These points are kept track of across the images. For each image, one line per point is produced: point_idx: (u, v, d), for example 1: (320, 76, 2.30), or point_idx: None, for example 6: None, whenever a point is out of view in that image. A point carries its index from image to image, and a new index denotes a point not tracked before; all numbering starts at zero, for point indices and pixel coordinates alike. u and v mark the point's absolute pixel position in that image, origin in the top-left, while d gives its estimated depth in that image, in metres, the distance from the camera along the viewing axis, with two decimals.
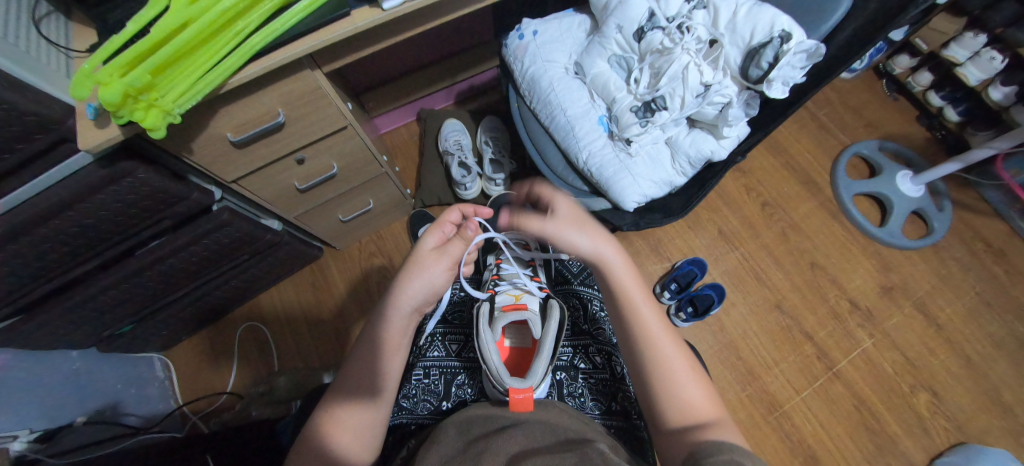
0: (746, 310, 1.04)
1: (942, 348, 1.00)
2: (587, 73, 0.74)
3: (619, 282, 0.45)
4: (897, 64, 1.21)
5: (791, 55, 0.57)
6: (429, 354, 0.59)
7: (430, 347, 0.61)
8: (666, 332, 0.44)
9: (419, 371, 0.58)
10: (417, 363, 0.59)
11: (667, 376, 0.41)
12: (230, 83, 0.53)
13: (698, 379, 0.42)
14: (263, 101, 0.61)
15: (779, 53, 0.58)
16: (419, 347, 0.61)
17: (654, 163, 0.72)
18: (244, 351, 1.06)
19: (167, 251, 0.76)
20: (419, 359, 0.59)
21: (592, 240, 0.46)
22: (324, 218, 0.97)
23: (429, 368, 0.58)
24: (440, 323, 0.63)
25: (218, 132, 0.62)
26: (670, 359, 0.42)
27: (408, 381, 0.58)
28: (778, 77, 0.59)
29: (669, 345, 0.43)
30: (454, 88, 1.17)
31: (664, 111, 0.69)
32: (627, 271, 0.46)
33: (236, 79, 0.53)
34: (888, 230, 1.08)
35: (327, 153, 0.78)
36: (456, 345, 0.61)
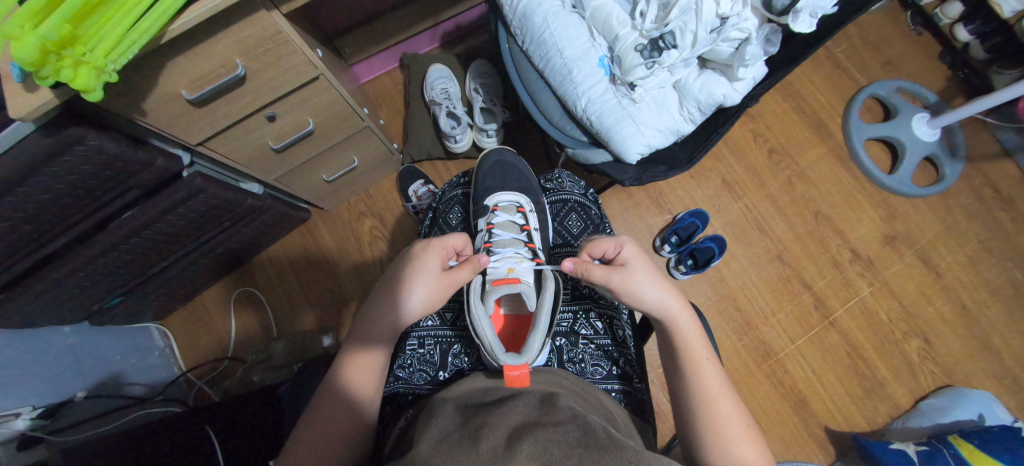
0: (748, 263, 1.02)
1: (938, 295, 1.00)
2: (587, 6, 0.66)
3: (682, 337, 0.44)
4: None
5: None
6: (423, 324, 0.58)
7: (423, 317, 0.60)
8: (729, 391, 0.42)
9: (413, 342, 0.58)
10: (411, 334, 0.58)
11: (718, 433, 0.39)
12: (171, 31, 0.45)
13: (752, 434, 0.40)
14: (217, 51, 0.53)
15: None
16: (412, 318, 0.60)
17: (660, 110, 0.65)
18: (240, 316, 1.05)
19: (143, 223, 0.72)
20: (412, 329, 0.58)
21: (661, 293, 0.45)
22: (307, 179, 0.91)
23: (423, 337, 0.58)
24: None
25: (171, 89, 0.55)
26: (726, 418, 0.39)
27: (402, 352, 0.57)
28: (806, 8, 0.53)
29: (728, 403, 0.40)
30: (438, 29, 1.06)
31: (673, 50, 0.61)
32: (694, 326, 0.45)
33: (177, 25, 0.45)
34: (898, 177, 1.04)
35: (301, 108, 0.71)
36: (450, 314, 0.60)
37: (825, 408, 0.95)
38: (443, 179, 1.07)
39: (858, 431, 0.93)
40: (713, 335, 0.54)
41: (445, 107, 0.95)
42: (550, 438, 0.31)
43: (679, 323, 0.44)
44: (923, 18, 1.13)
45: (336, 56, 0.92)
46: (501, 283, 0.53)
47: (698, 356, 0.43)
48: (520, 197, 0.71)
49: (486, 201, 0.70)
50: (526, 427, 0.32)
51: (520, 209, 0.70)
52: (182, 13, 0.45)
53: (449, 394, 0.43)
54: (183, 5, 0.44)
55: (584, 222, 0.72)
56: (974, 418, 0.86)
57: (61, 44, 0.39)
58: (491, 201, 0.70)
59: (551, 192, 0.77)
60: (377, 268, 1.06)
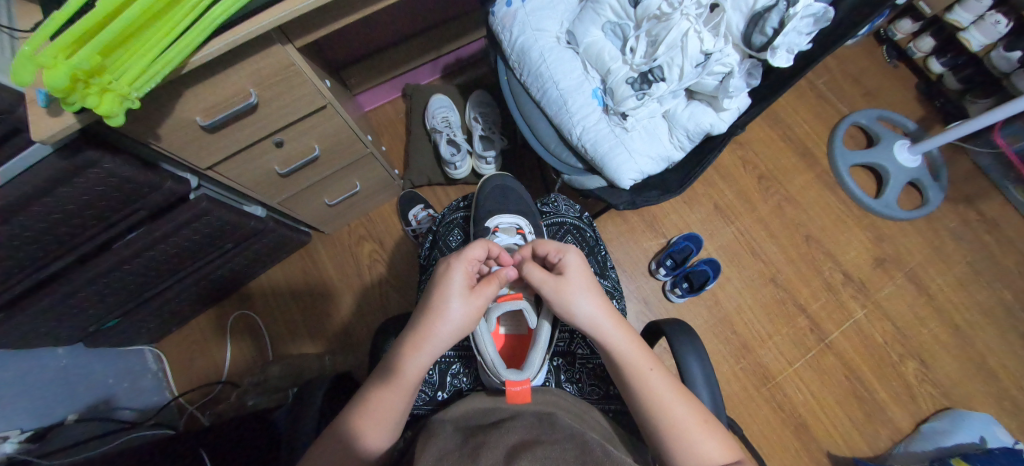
0: (743, 285, 1.04)
1: (932, 317, 1.02)
2: (580, 42, 0.70)
3: (624, 354, 0.43)
4: (899, 29, 1.17)
5: (798, 20, 0.54)
6: None
7: None
8: (679, 389, 0.43)
9: None
10: None
11: (681, 441, 0.39)
12: (192, 62, 0.48)
13: (711, 429, 0.41)
14: (232, 80, 0.56)
15: (784, 18, 0.55)
16: None
17: (651, 138, 0.68)
18: (237, 340, 1.04)
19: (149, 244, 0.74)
20: None
21: (593, 305, 0.44)
22: (310, 202, 0.93)
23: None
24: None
25: (187, 115, 0.57)
26: (683, 421, 0.40)
27: None
28: (783, 44, 0.56)
29: (682, 405, 0.41)
30: (440, 62, 1.11)
31: (662, 82, 0.65)
32: (629, 334, 0.44)
33: (198, 57, 0.48)
34: (883, 201, 1.08)
35: (307, 135, 0.74)
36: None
37: (826, 433, 0.94)
38: (442, 203, 1.09)
39: (861, 456, 0.92)
40: (705, 349, 0.54)
41: (446, 135, 0.98)
42: (548, 455, 0.31)
43: (611, 337, 0.44)
44: (900, 52, 1.20)
45: (343, 86, 0.96)
46: (504, 301, 0.53)
47: (642, 366, 0.43)
48: (519, 219, 0.73)
49: (487, 223, 0.72)
50: (529, 442, 0.34)
51: (519, 231, 0.71)
52: (204, 45, 0.48)
53: (448, 414, 0.43)
54: (206, 39, 0.47)
55: (582, 244, 0.73)
56: (975, 441, 0.86)
57: (90, 73, 0.41)
58: (492, 224, 0.72)
59: (548, 214, 0.79)
60: (375, 290, 1.07)
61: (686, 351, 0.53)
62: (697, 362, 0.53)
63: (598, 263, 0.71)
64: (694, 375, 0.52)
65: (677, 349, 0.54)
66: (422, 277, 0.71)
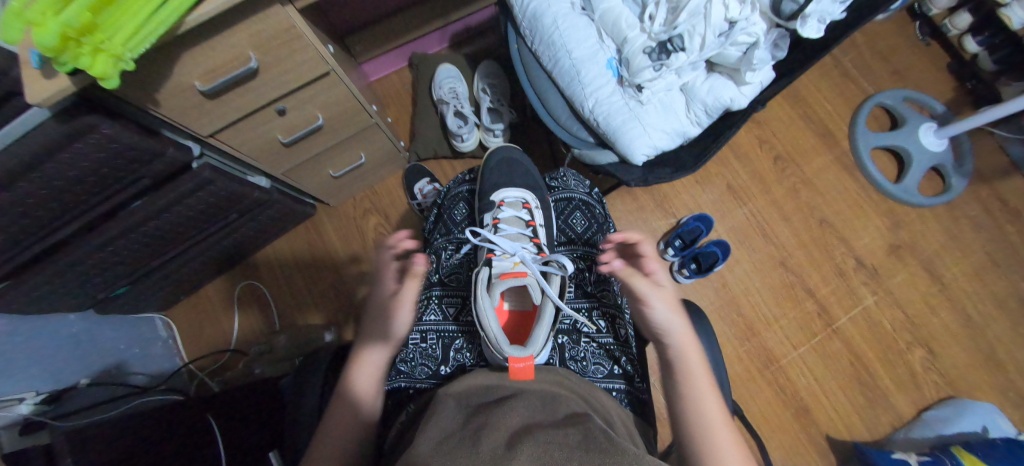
0: (752, 267, 1.02)
1: (943, 306, 1.00)
2: (596, 8, 0.67)
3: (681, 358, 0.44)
4: (935, 3, 1.10)
5: None
6: (426, 318, 0.59)
7: (427, 311, 0.61)
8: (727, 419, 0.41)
9: (416, 336, 0.58)
10: (414, 327, 0.59)
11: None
12: (188, 21, 0.46)
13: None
14: (232, 44, 0.54)
15: None
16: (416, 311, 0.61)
17: (667, 112, 0.64)
18: (244, 309, 1.05)
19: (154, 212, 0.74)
20: (416, 323, 0.59)
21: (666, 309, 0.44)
22: (314, 174, 0.91)
23: (426, 332, 0.58)
24: (437, 286, 0.63)
25: (186, 80, 0.56)
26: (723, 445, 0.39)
27: (406, 345, 0.57)
28: (815, 13, 0.53)
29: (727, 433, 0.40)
30: (448, 30, 1.07)
31: (682, 53, 0.61)
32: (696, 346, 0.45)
33: (195, 15, 0.46)
34: (904, 186, 1.04)
35: (311, 103, 0.72)
36: (454, 309, 0.61)
37: (827, 417, 0.94)
38: (448, 177, 1.07)
39: (860, 441, 0.93)
40: (715, 333, 0.53)
41: (454, 106, 0.96)
42: (551, 440, 0.31)
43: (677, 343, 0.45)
44: (933, 29, 1.14)
45: (346, 52, 0.93)
46: (507, 276, 0.53)
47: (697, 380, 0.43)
48: (525, 194, 0.71)
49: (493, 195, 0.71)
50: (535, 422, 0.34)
51: (524, 206, 0.69)
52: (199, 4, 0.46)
53: (452, 389, 0.43)
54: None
55: (586, 221, 0.72)
56: (977, 430, 0.86)
57: (81, 31, 0.39)
58: (496, 198, 0.70)
59: (557, 190, 0.77)
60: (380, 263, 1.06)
61: (694, 334, 0.53)
62: (705, 344, 0.52)
63: (607, 241, 0.70)
64: (700, 353, 0.51)
65: None
66: (428, 250, 0.71)
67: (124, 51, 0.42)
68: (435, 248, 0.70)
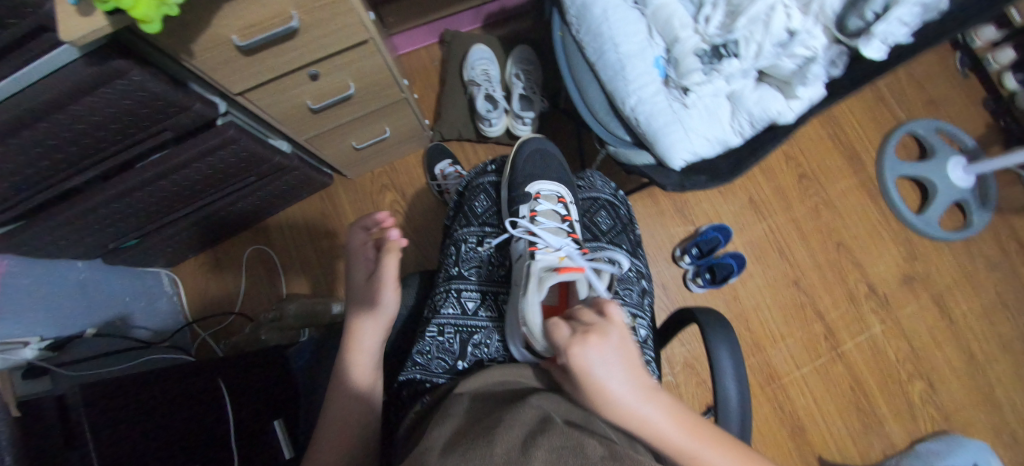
0: (764, 283, 1.02)
1: (948, 341, 1.00)
2: (649, 3, 0.65)
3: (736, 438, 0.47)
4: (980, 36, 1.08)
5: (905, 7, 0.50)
6: (444, 312, 0.57)
7: (445, 304, 0.59)
8: None
9: (434, 328, 0.57)
10: (432, 320, 0.57)
11: None
12: None
13: None
14: (275, 1, 0.52)
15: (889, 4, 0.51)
16: (433, 304, 0.59)
17: (711, 119, 0.63)
18: (251, 274, 1.05)
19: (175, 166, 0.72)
20: (433, 316, 0.57)
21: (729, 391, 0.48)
22: (336, 143, 0.89)
23: (443, 325, 0.57)
24: (457, 279, 0.61)
25: (223, 33, 0.54)
26: None
27: (423, 337, 0.56)
28: (881, 34, 0.51)
29: None
30: (484, 9, 1.04)
31: (734, 59, 0.59)
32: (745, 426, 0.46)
33: None
34: (925, 218, 1.04)
35: (344, 70, 0.70)
36: (472, 303, 0.60)
37: (821, 438, 0.95)
38: (469, 161, 1.05)
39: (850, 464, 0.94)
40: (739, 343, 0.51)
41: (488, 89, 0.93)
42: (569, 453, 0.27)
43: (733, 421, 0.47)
44: (974, 62, 1.12)
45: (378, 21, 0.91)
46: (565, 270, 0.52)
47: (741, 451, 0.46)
48: (560, 188, 0.71)
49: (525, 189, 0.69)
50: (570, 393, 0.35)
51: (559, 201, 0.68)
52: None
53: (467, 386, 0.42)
54: None
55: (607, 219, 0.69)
56: None
57: None
58: (532, 189, 0.69)
59: (583, 188, 0.76)
60: None
61: (718, 344, 0.50)
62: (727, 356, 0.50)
63: (631, 242, 0.69)
64: (722, 365, 0.49)
65: (708, 336, 0.51)
66: (446, 239, 0.68)
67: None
68: (455, 238, 0.67)
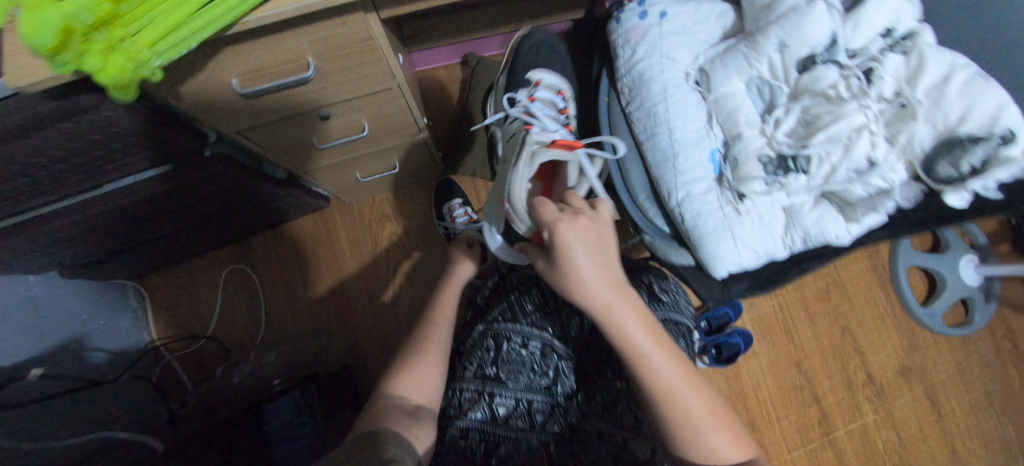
0: (767, 362, 1.00)
1: (935, 436, 1.01)
2: (714, 89, 0.58)
3: None
4: None
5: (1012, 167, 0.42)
6: (469, 417, 0.53)
7: (473, 408, 0.53)
8: None
9: (456, 431, 0.53)
10: (455, 423, 0.53)
11: None
12: (242, 22, 0.35)
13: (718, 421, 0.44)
14: (291, 46, 0.43)
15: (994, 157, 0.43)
16: (459, 406, 0.54)
17: (763, 230, 0.57)
18: (229, 294, 0.95)
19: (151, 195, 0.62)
20: (457, 419, 0.53)
21: None
22: (340, 174, 0.80)
23: (466, 429, 0.52)
24: (491, 383, 0.54)
25: (221, 76, 0.44)
26: None
27: (444, 441, 0.53)
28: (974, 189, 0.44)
29: None
30: (515, 36, 0.95)
31: (802, 175, 0.53)
32: None
33: (253, 18, 0.35)
34: (931, 311, 1.02)
35: (360, 113, 0.61)
36: (504, 410, 0.53)
37: None
38: (480, 200, 0.98)
39: None
40: None
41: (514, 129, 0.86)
42: None
43: None
44: None
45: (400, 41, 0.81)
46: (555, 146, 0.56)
47: None
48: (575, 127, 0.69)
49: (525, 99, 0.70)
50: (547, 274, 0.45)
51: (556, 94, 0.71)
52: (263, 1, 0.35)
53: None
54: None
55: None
56: None
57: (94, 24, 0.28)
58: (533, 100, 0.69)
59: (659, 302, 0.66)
60: (386, 276, 0.96)
61: None
62: None
63: None
64: None
65: None
66: (479, 327, 0.61)
67: (151, 49, 0.31)
68: (492, 328, 0.59)
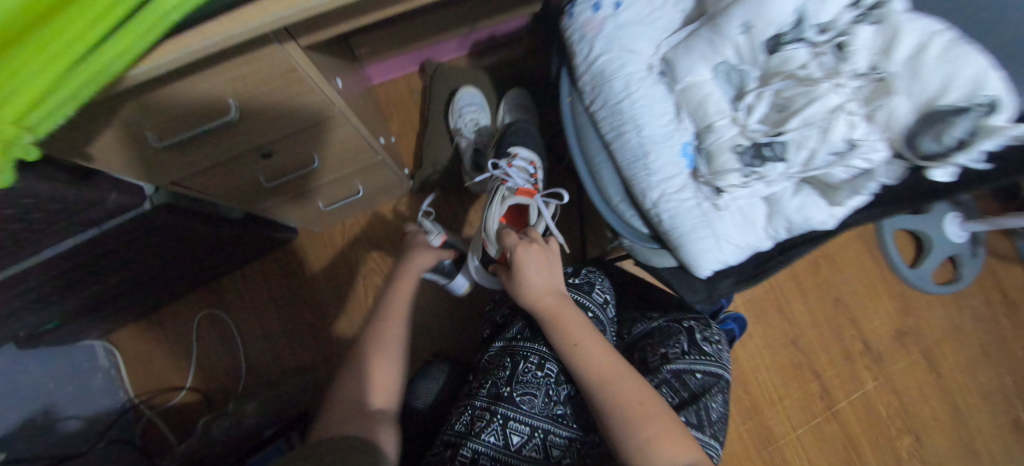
0: (766, 343, 0.98)
1: (937, 396, 1.01)
2: (680, 80, 0.55)
3: None
4: None
5: (994, 137, 0.40)
6: (483, 439, 0.48)
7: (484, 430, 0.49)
8: None
9: (465, 454, 0.48)
10: (466, 443, 0.48)
11: None
12: (130, 76, 0.31)
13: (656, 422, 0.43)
14: (206, 90, 0.38)
15: (975, 128, 0.41)
16: (469, 425, 0.50)
17: (744, 223, 0.55)
18: (205, 341, 0.90)
19: (95, 250, 0.56)
20: (469, 438, 0.49)
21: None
22: (301, 206, 0.76)
23: (478, 454, 0.48)
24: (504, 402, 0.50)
25: (132, 131, 0.39)
26: None
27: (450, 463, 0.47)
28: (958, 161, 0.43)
29: None
30: (471, 37, 0.90)
31: (780, 163, 0.50)
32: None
33: (144, 70, 0.30)
34: (920, 273, 1.01)
35: (305, 146, 0.56)
36: (518, 437, 0.49)
37: None
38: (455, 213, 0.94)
39: None
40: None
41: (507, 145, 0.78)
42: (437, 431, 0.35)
43: None
44: None
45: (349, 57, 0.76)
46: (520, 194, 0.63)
47: None
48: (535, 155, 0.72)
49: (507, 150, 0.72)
50: (509, 289, 0.54)
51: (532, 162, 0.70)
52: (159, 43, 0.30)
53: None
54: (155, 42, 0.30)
55: (695, 365, 0.54)
56: None
57: None
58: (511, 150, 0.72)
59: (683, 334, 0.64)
60: (368, 303, 0.92)
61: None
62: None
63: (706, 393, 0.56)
64: None
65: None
66: (500, 345, 0.58)
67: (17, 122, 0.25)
68: (512, 347, 0.56)
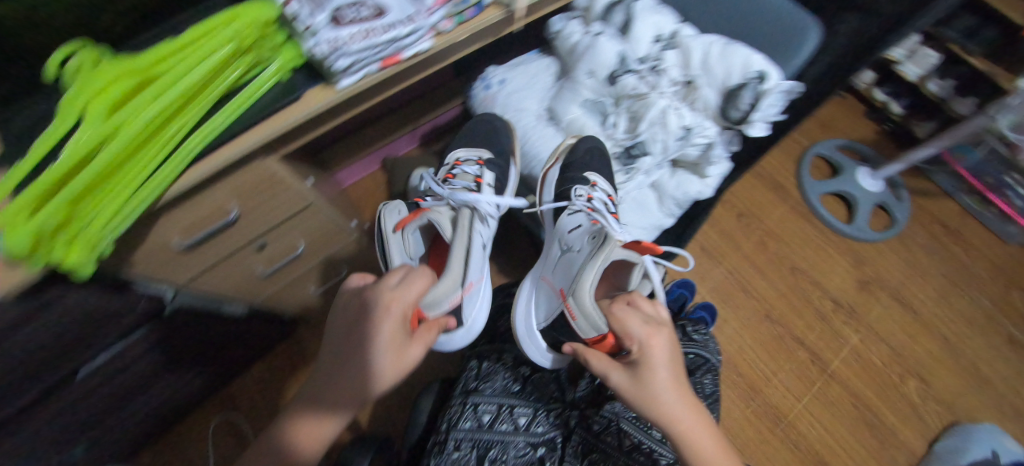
0: (744, 321, 1.05)
1: (921, 333, 1.08)
2: (562, 119, 0.73)
3: None
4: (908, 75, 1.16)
5: (771, 97, 0.56)
6: (461, 427, 0.57)
7: (462, 418, 0.58)
8: None
9: (451, 444, 0.56)
10: (449, 435, 0.56)
11: None
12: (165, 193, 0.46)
13: None
14: (213, 198, 0.54)
15: (759, 94, 0.56)
16: (449, 419, 0.58)
17: (642, 209, 0.71)
18: (223, 450, 0.95)
19: (123, 362, 0.66)
20: (451, 430, 0.57)
21: None
22: (294, 292, 0.89)
23: (460, 440, 0.56)
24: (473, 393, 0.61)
25: (162, 240, 0.54)
26: None
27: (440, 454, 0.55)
28: (758, 119, 0.58)
29: None
30: (417, 132, 1.11)
31: (645, 157, 0.67)
32: None
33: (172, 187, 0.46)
34: (857, 225, 1.13)
35: (293, 232, 0.71)
36: (489, 416, 0.59)
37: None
38: None
39: None
40: None
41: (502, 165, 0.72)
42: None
43: None
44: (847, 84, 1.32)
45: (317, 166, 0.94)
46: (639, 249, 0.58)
47: None
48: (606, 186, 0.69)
49: (583, 176, 0.67)
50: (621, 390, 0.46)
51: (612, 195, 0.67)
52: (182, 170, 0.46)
53: None
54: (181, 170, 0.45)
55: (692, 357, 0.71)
56: (988, 457, 0.91)
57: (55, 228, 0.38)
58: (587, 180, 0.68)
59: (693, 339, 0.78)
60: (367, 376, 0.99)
61: None
62: None
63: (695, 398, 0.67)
64: None
65: None
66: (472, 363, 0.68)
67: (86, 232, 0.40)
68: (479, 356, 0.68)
